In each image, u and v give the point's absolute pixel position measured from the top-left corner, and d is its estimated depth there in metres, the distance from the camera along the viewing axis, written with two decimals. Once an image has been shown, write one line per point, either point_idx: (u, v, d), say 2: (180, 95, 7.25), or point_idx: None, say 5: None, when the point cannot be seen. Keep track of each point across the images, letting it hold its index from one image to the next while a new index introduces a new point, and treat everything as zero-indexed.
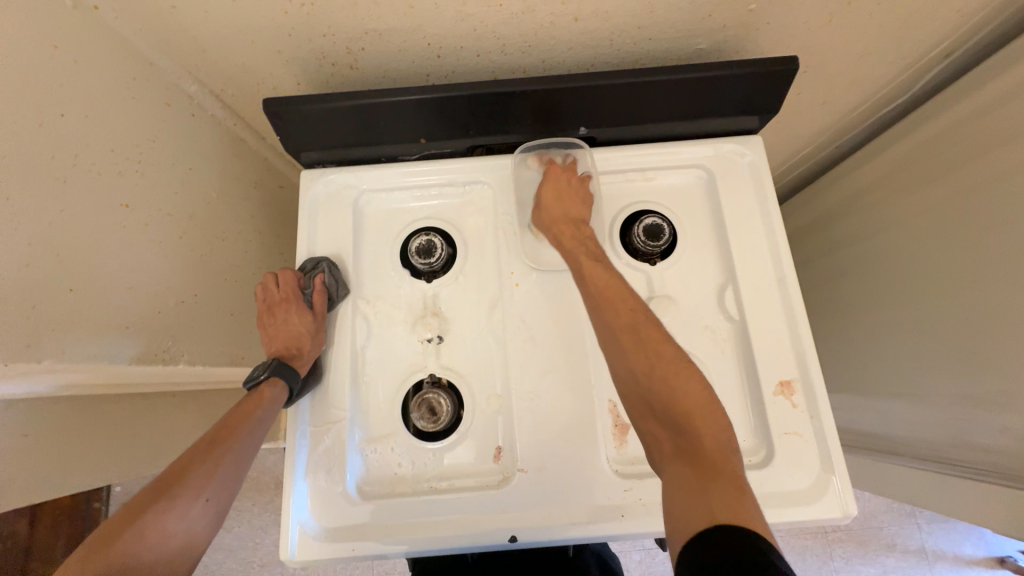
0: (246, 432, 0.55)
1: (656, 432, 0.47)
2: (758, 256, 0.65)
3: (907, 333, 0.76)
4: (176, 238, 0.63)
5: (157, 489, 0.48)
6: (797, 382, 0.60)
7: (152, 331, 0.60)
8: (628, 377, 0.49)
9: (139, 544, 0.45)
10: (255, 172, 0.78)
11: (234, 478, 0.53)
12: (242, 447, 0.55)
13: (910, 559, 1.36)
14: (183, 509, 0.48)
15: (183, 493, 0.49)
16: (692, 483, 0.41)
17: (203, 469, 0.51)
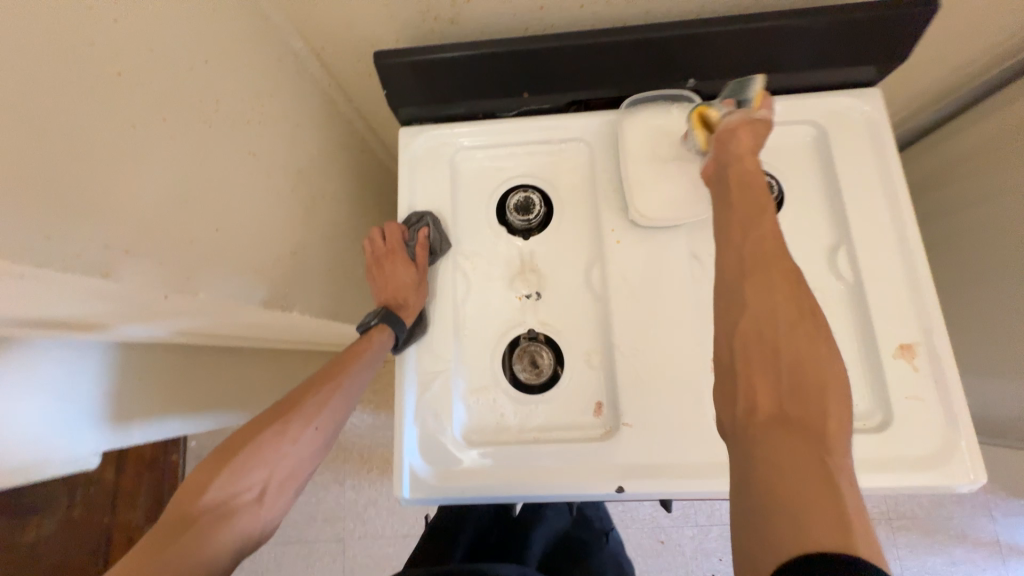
0: (353, 371, 0.59)
1: (756, 385, 0.40)
2: (877, 212, 0.60)
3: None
4: (289, 191, 0.62)
5: (274, 413, 0.53)
6: (920, 346, 0.56)
7: (274, 278, 0.58)
8: (752, 335, 0.42)
9: (257, 459, 0.49)
10: (343, 134, 0.79)
11: (338, 413, 0.57)
12: (347, 386, 0.58)
13: (982, 552, 1.28)
14: (294, 434, 0.53)
15: (295, 420, 0.53)
16: (814, 484, 0.34)
17: (313, 401, 0.55)
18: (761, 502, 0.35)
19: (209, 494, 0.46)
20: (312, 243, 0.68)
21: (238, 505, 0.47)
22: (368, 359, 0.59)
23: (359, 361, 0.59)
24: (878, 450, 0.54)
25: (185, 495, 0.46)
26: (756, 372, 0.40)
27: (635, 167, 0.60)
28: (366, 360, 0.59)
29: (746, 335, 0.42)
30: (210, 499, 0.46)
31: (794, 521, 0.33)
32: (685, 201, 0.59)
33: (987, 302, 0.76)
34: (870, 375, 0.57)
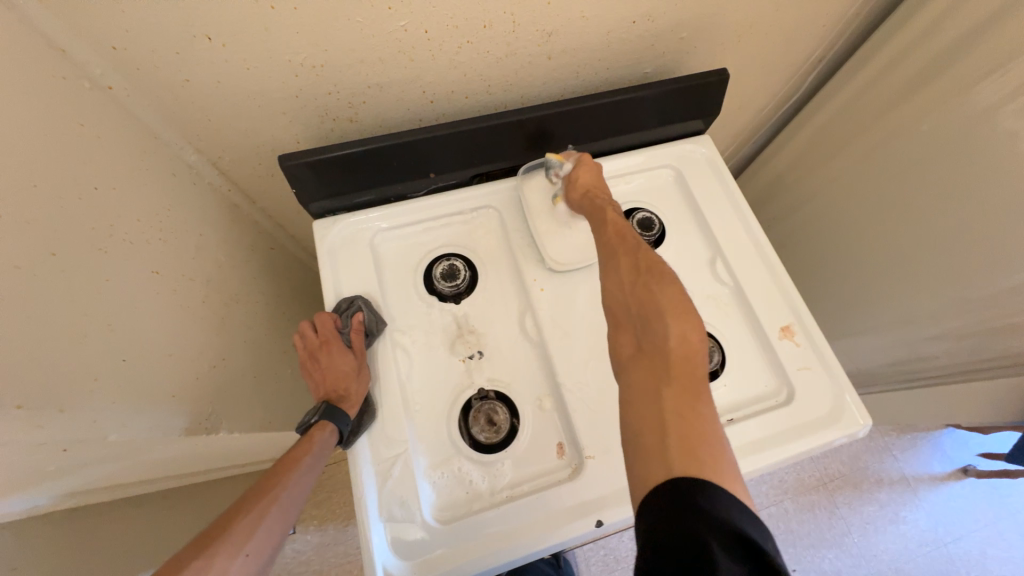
0: (291, 481, 0.54)
1: (623, 338, 0.50)
2: (733, 227, 0.74)
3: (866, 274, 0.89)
4: (201, 302, 0.58)
5: (196, 546, 0.45)
6: (795, 325, 0.68)
7: (195, 398, 0.53)
8: (614, 302, 0.52)
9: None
10: (249, 235, 0.77)
11: (274, 533, 0.50)
12: (284, 499, 0.53)
13: (898, 489, 1.48)
14: (224, 565, 0.44)
15: (225, 546, 0.46)
16: (653, 428, 0.41)
17: (246, 521, 0.48)
18: (626, 449, 0.42)
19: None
20: (233, 352, 0.63)
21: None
22: (309, 463, 0.56)
23: (300, 466, 0.56)
24: (793, 419, 0.63)
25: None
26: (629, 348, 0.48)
27: (541, 223, 0.68)
28: (306, 466, 0.56)
29: (618, 319, 0.51)
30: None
31: (637, 464, 0.40)
32: (588, 244, 0.68)
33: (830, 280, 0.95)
34: (768, 358, 0.67)
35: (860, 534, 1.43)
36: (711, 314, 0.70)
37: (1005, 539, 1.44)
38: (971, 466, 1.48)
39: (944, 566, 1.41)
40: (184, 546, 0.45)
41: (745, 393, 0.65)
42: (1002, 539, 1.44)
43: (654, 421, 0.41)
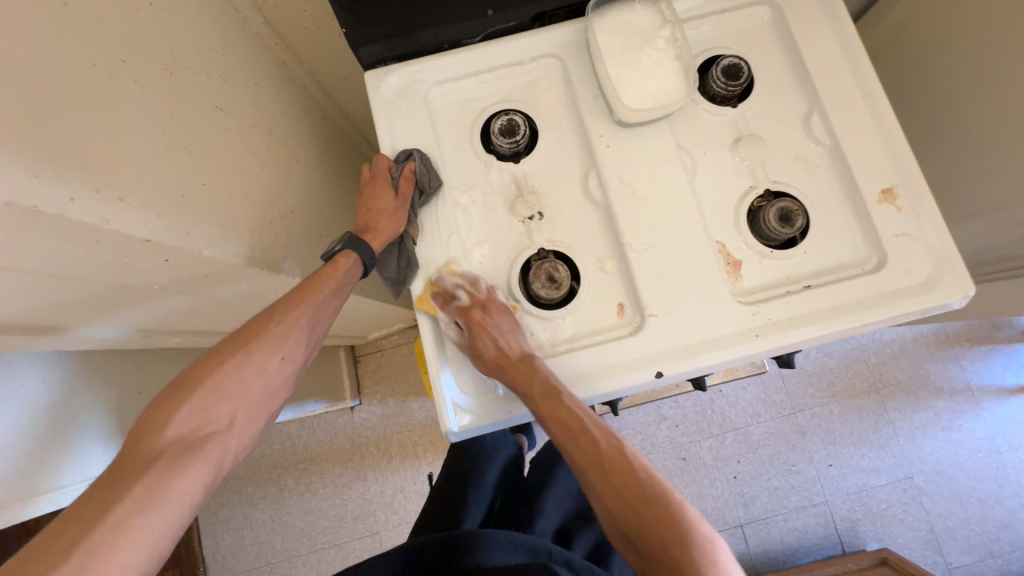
0: (320, 298, 0.58)
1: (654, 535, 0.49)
2: (841, 74, 0.63)
3: (995, 143, 0.75)
4: (265, 150, 0.58)
5: (237, 342, 0.54)
6: (899, 188, 0.60)
7: (268, 238, 0.55)
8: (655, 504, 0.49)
9: (221, 393, 0.51)
10: (302, 98, 0.75)
11: (308, 340, 0.58)
12: (315, 313, 0.58)
13: (958, 399, 1.42)
14: (260, 364, 0.54)
15: (260, 351, 0.54)
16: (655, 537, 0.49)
17: (276, 330, 0.55)
18: None
19: (171, 431, 0.48)
20: (299, 208, 0.65)
21: (205, 439, 0.49)
22: (335, 284, 0.59)
23: (327, 288, 0.58)
24: (880, 285, 0.58)
25: (143, 432, 0.48)
26: (602, 487, 0.52)
27: (613, 67, 0.60)
28: (335, 286, 0.59)
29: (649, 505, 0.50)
30: (168, 438, 0.48)
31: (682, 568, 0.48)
32: (666, 91, 0.60)
33: None
34: (859, 224, 0.61)
35: (907, 437, 1.42)
36: (798, 176, 0.63)
37: None
38: None
39: (991, 472, 1.40)
40: (230, 336, 0.54)
41: (828, 260, 0.61)
42: None
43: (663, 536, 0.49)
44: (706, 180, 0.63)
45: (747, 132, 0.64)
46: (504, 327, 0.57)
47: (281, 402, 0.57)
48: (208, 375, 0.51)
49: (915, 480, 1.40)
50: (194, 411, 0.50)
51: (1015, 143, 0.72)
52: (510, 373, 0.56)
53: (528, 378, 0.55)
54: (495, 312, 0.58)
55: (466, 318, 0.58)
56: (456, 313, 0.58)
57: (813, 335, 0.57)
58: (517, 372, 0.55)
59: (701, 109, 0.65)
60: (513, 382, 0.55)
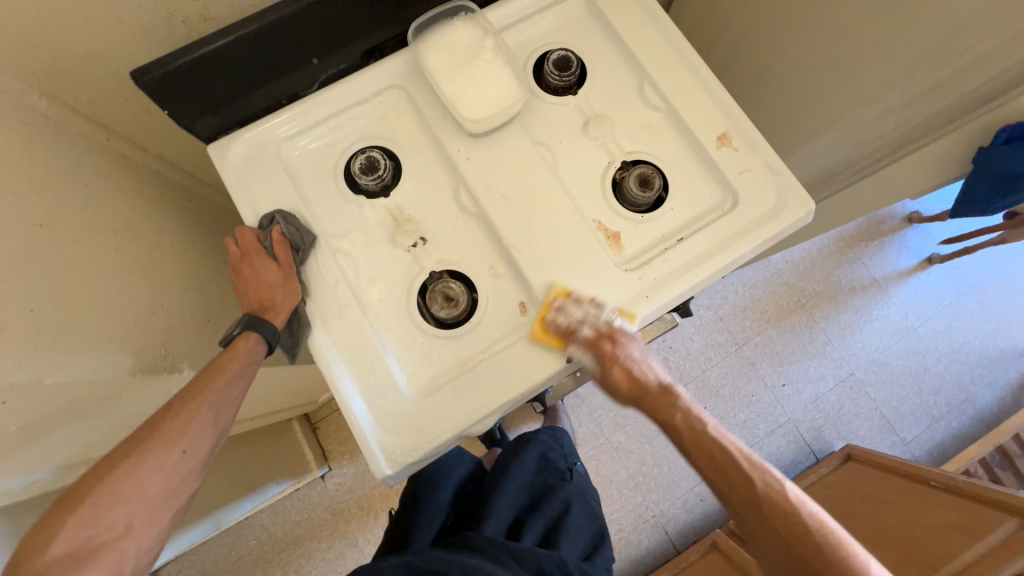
0: (221, 383, 0.55)
1: (744, 488, 0.60)
2: (657, 44, 0.69)
3: None
4: (114, 252, 0.56)
5: (132, 443, 0.50)
6: (731, 131, 0.66)
7: (141, 339, 0.53)
8: (728, 463, 0.61)
9: (115, 498, 0.48)
10: (157, 185, 0.72)
11: (213, 426, 0.55)
12: (217, 399, 0.55)
13: (870, 292, 1.57)
14: (158, 461, 0.50)
15: (157, 447, 0.50)
16: (746, 505, 0.59)
17: (174, 423, 0.52)
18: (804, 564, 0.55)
19: (57, 546, 0.44)
20: (174, 298, 0.62)
21: (97, 551, 0.46)
22: (236, 368, 0.56)
23: (227, 372, 0.56)
24: (738, 222, 0.64)
25: (23, 555, 0.44)
26: (715, 475, 0.61)
27: (449, 85, 0.62)
28: (236, 370, 0.57)
29: (730, 473, 0.60)
30: (56, 556, 0.44)
31: (754, 514, 0.59)
32: (504, 96, 0.63)
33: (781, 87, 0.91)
34: (709, 171, 0.66)
35: (838, 339, 1.55)
36: (648, 142, 0.68)
37: (963, 310, 1.57)
38: (934, 254, 1.57)
39: (914, 347, 1.55)
40: (125, 436, 0.51)
41: (693, 210, 0.66)
42: (961, 312, 1.57)
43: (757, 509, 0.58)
44: (568, 167, 0.66)
45: (593, 113, 0.68)
46: (633, 353, 0.61)
47: (191, 495, 0.54)
48: (99, 481, 0.48)
49: (856, 374, 1.53)
50: (83, 522, 0.46)
51: None
52: (648, 400, 0.63)
53: (666, 408, 0.63)
54: (620, 340, 0.60)
55: (598, 351, 0.59)
56: (586, 347, 0.59)
57: (693, 282, 0.62)
58: (653, 397, 0.63)
59: (546, 102, 0.68)
60: (648, 402, 0.63)
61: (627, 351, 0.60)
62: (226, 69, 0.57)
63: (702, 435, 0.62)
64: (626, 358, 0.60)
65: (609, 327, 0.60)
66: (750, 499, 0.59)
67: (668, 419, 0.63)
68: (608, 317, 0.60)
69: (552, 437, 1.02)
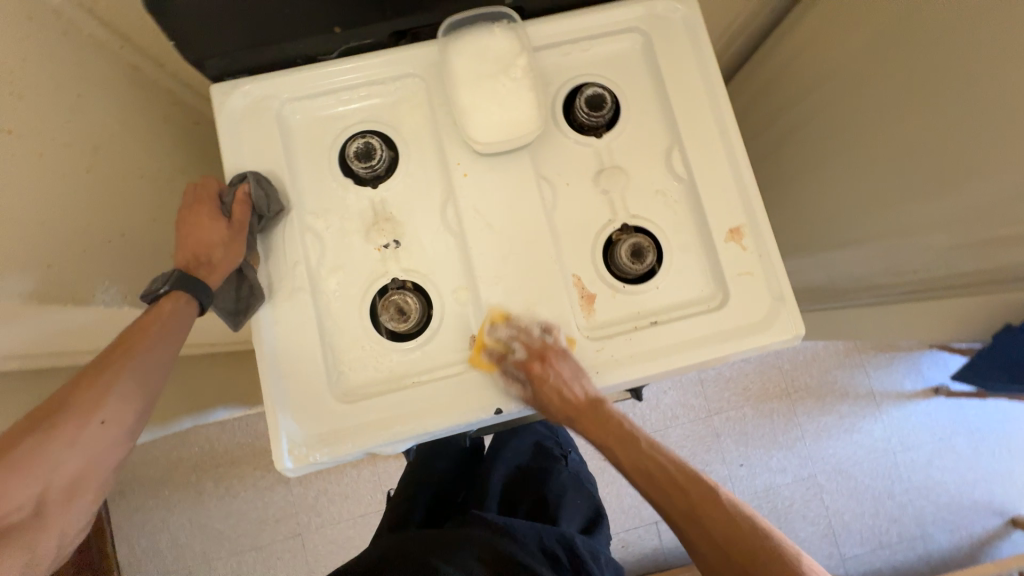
0: (140, 353, 0.53)
1: (685, 499, 0.58)
2: (700, 110, 0.63)
3: (865, 175, 0.77)
4: (84, 172, 0.55)
5: (42, 413, 0.49)
6: (745, 227, 0.61)
7: (82, 267, 0.53)
8: (669, 480, 0.58)
9: (25, 468, 0.47)
10: (163, 105, 0.70)
11: (132, 401, 0.53)
12: (134, 370, 0.53)
13: (862, 403, 1.51)
14: (70, 433, 0.50)
15: (69, 420, 0.50)
16: (684, 512, 0.57)
17: (87, 395, 0.51)
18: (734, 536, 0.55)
19: None
20: (138, 228, 0.61)
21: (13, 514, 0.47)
22: (161, 334, 0.54)
23: (147, 341, 0.54)
24: (718, 324, 0.60)
25: None
26: (657, 495, 0.59)
27: (467, 95, 0.58)
28: (156, 342, 0.54)
29: (673, 487, 0.58)
30: None
31: (699, 521, 0.57)
32: (520, 122, 0.59)
33: (832, 182, 0.84)
34: (708, 261, 0.62)
35: (812, 438, 1.50)
36: (657, 211, 0.63)
37: (950, 450, 1.50)
38: (942, 386, 1.49)
39: (886, 471, 1.49)
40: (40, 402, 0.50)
41: (677, 296, 0.62)
42: (947, 451, 1.50)
43: (698, 515, 0.57)
44: (566, 211, 0.63)
45: (610, 163, 0.64)
46: (566, 372, 0.57)
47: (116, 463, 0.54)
48: (10, 449, 0.47)
49: (817, 478, 1.49)
50: None
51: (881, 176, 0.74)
52: (582, 422, 0.59)
53: (606, 427, 0.60)
54: (552, 359, 0.58)
55: (528, 371, 0.57)
56: (516, 369, 0.58)
57: (648, 372, 0.59)
58: (588, 419, 0.59)
59: (567, 137, 0.64)
60: (584, 423, 0.59)
61: (561, 370, 0.57)
62: (241, 16, 0.54)
63: (644, 458, 0.60)
64: (564, 378, 0.57)
65: (541, 344, 0.58)
66: (687, 506, 0.57)
67: (603, 440, 0.60)
68: (540, 331, 0.59)
69: (547, 425, 1.04)
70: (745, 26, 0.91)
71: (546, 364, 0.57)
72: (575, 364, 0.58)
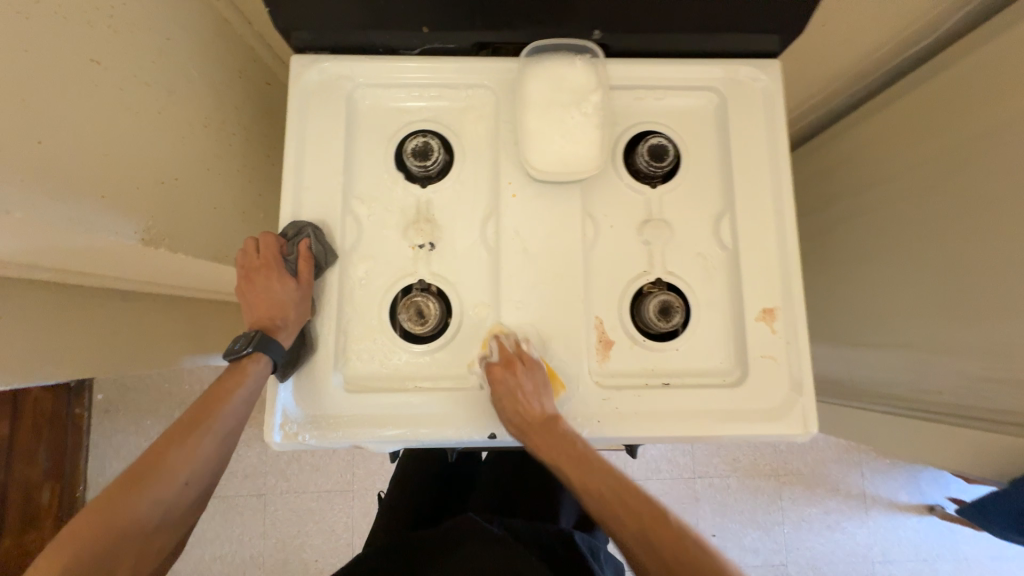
0: (234, 394, 0.56)
1: (646, 535, 0.51)
2: (759, 184, 0.62)
3: (911, 283, 0.75)
4: (155, 112, 0.56)
5: (156, 450, 0.52)
6: (779, 310, 0.60)
7: (133, 203, 0.53)
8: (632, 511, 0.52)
9: (138, 496, 0.49)
10: (241, 60, 0.72)
11: (229, 436, 0.56)
12: (234, 409, 0.56)
13: (850, 503, 1.46)
14: (180, 466, 0.52)
15: (180, 454, 0.52)
16: (645, 550, 0.50)
17: (198, 430, 0.54)
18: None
19: (87, 539, 0.46)
20: (191, 174, 0.62)
21: (121, 544, 0.48)
22: (245, 395, 0.57)
23: (241, 385, 0.56)
24: (730, 401, 0.58)
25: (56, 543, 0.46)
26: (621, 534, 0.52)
27: (534, 118, 0.59)
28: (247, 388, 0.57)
29: (634, 524, 0.51)
30: (84, 546, 0.46)
31: (662, 558, 0.49)
32: (580, 157, 0.58)
33: (874, 281, 0.82)
34: (735, 336, 0.61)
35: (792, 525, 1.45)
36: (694, 273, 0.62)
37: (932, 573, 1.44)
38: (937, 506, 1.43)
39: None
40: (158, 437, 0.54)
41: (695, 363, 0.61)
42: (929, 574, 1.44)
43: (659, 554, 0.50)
44: (604, 253, 0.62)
45: (658, 216, 0.63)
46: (528, 387, 0.55)
47: (205, 495, 0.55)
48: (131, 478, 0.50)
49: (788, 568, 1.44)
50: (105, 520, 0.48)
51: (929, 289, 0.72)
52: (538, 441, 0.54)
53: (563, 448, 0.54)
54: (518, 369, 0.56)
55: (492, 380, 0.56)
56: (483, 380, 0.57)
57: (649, 434, 0.57)
58: (543, 436, 0.54)
59: (621, 180, 0.63)
60: (540, 443, 0.54)
61: (523, 383, 0.55)
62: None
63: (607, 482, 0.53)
64: (522, 390, 0.55)
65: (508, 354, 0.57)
66: (647, 543, 0.50)
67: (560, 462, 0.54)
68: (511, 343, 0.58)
69: None
70: (819, 105, 0.90)
71: (508, 375, 0.55)
72: (539, 378, 0.56)
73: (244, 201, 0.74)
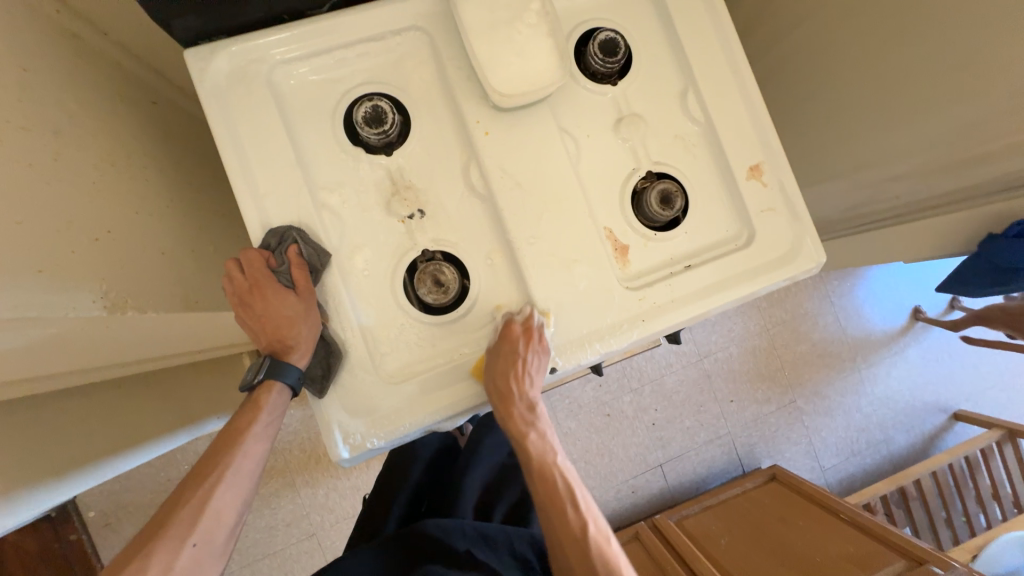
0: (248, 432, 0.55)
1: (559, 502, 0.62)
2: (710, 49, 0.63)
3: (849, 109, 0.81)
4: (52, 161, 0.47)
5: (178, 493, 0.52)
6: (765, 164, 0.62)
7: (75, 271, 0.46)
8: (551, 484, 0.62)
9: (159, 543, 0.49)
10: (117, 81, 0.61)
11: (247, 476, 0.55)
12: (249, 448, 0.55)
13: (829, 330, 1.64)
14: (194, 511, 0.51)
15: (196, 497, 0.51)
16: (556, 516, 0.62)
17: (214, 469, 0.53)
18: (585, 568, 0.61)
19: None
20: (123, 223, 0.54)
21: None
22: (258, 433, 0.55)
23: (255, 419, 0.55)
24: (748, 259, 0.62)
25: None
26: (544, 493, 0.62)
27: (481, 44, 0.55)
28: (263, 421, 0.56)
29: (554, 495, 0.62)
30: None
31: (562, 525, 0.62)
32: (540, 71, 0.56)
33: (816, 119, 0.87)
34: (733, 201, 0.63)
35: (789, 367, 1.63)
36: (678, 155, 0.63)
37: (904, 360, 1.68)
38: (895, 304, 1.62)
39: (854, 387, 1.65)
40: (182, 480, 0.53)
41: (706, 237, 0.63)
42: (902, 363, 1.68)
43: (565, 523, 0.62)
44: (590, 163, 0.61)
45: (628, 111, 0.63)
46: (534, 368, 0.55)
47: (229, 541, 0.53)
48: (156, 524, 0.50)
49: (797, 402, 1.63)
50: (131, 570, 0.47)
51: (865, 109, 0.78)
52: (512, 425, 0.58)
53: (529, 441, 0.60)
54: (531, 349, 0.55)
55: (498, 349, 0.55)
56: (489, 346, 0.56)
57: (690, 314, 0.60)
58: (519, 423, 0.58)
59: (581, 86, 0.62)
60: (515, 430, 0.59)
61: (532, 365, 0.55)
62: None
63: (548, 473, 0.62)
64: (525, 372, 0.55)
65: (527, 332, 0.55)
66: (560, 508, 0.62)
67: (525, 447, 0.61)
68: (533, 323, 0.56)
69: None
70: None
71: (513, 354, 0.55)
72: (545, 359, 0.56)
73: (188, 239, 0.65)
